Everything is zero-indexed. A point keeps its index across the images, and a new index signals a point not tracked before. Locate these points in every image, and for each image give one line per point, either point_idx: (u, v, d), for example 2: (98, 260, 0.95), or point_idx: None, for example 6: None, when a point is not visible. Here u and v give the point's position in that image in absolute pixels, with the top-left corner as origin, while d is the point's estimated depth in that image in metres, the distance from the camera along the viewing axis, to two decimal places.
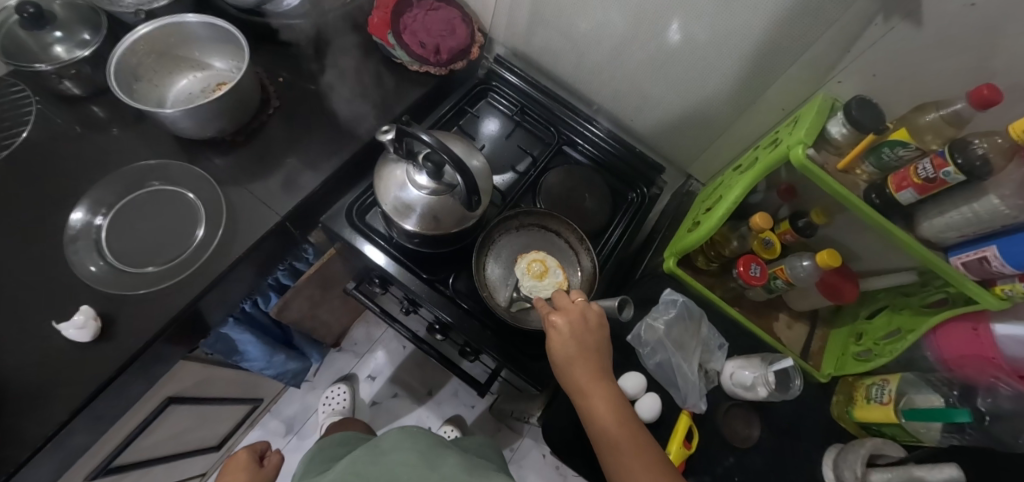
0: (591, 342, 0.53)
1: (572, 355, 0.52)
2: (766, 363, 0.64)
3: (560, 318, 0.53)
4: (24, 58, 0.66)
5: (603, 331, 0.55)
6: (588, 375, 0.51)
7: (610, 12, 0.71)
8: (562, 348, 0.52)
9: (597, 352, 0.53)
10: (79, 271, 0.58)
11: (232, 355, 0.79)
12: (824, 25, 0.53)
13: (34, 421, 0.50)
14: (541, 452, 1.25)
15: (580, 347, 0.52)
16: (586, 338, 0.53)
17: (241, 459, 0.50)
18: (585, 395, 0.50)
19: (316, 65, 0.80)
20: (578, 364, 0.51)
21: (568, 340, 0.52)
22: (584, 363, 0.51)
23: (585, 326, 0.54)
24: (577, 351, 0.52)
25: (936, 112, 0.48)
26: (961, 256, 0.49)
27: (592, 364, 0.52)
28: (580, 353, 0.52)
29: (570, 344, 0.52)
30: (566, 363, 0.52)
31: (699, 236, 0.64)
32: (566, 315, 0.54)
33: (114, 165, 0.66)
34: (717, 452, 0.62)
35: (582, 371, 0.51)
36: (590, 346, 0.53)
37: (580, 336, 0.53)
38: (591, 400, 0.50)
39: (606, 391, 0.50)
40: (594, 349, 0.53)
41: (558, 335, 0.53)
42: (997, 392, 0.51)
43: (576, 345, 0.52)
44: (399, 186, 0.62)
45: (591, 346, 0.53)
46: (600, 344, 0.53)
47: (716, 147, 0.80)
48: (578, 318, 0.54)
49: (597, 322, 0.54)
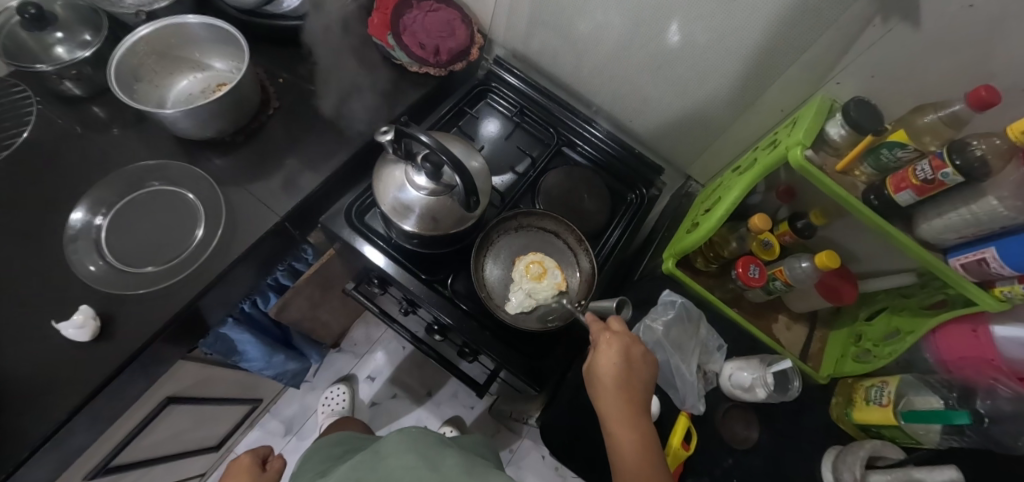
0: (635, 375, 0.53)
1: (615, 380, 0.51)
2: (765, 365, 0.63)
3: (615, 343, 0.53)
4: (24, 59, 0.66)
5: (649, 366, 0.54)
6: (627, 407, 0.50)
7: (610, 13, 0.71)
8: (606, 372, 0.52)
9: (639, 385, 0.52)
10: (78, 270, 0.58)
11: (232, 355, 0.79)
12: (823, 26, 0.53)
13: (31, 421, 0.50)
14: (541, 453, 1.25)
15: (625, 376, 0.52)
16: (631, 368, 0.53)
17: (244, 461, 0.50)
18: (616, 424, 0.50)
19: (317, 66, 0.81)
20: (619, 391, 0.51)
21: (613, 366, 0.52)
22: (625, 395, 0.51)
23: (632, 356, 0.53)
24: (620, 379, 0.51)
25: (935, 113, 0.48)
26: (961, 257, 0.48)
27: (631, 394, 0.51)
28: (622, 382, 0.51)
29: (618, 371, 0.52)
30: (609, 388, 0.51)
31: (699, 236, 0.64)
32: (620, 343, 0.53)
33: (114, 165, 0.66)
34: (716, 454, 0.62)
35: (619, 399, 0.51)
36: (634, 377, 0.52)
37: (628, 365, 0.52)
38: (621, 430, 0.50)
39: (639, 425, 0.50)
40: (636, 382, 0.52)
41: (604, 359, 0.52)
42: (996, 394, 0.51)
43: (623, 375, 0.51)
44: (398, 187, 0.62)
45: (636, 379, 0.52)
46: (644, 380, 0.53)
47: (715, 148, 0.80)
48: (628, 347, 0.53)
49: (646, 357, 0.54)
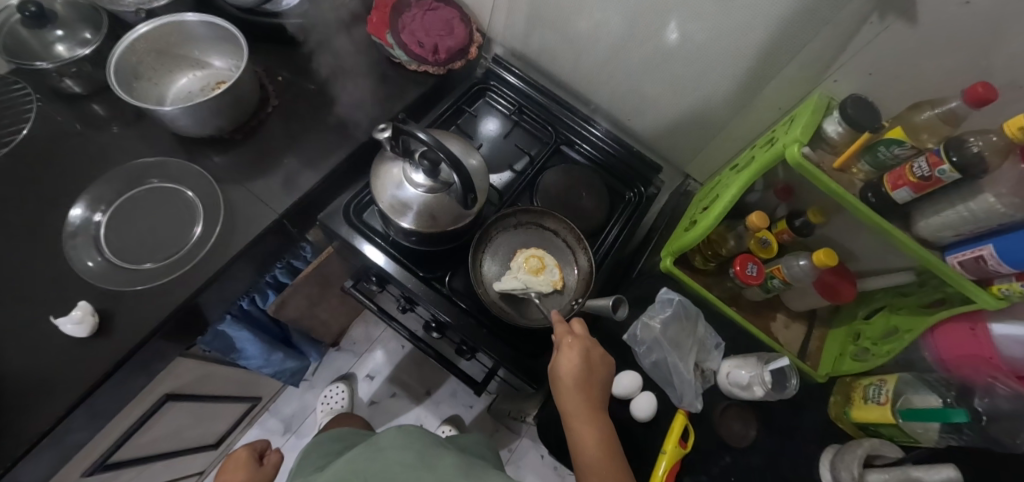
0: (594, 376, 0.54)
1: (575, 381, 0.53)
2: (763, 362, 0.64)
3: (575, 343, 0.55)
4: (24, 56, 0.67)
5: (607, 367, 0.56)
6: (587, 404, 0.52)
7: (608, 12, 0.71)
8: (565, 372, 0.53)
9: (597, 385, 0.54)
10: (77, 266, 0.58)
11: (230, 352, 0.79)
12: (821, 24, 0.53)
13: (30, 417, 0.51)
14: (540, 452, 1.25)
15: (585, 375, 0.53)
16: (592, 369, 0.54)
17: (240, 455, 0.52)
18: (575, 423, 0.51)
19: (316, 64, 0.81)
20: (578, 389, 0.53)
21: (573, 366, 0.53)
22: (585, 392, 0.53)
23: (592, 358, 0.55)
24: (580, 379, 0.53)
25: (932, 110, 0.48)
26: (958, 254, 0.48)
27: (590, 392, 0.53)
28: (582, 382, 0.53)
29: (578, 370, 0.53)
30: (570, 386, 0.52)
31: (696, 234, 0.64)
32: (579, 343, 0.55)
33: (113, 161, 0.66)
34: (713, 452, 0.62)
35: (578, 399, 0.52)
36: (593, 379, 0.54)
37: (588, 364, 0.54)
38: (580, 428, 0.51)
39: (598, 424, 0.52)
40: (596, 383, 0.54)
41: (564, 360, 0.54)
42: (994, 392, 0.51)
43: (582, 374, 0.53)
44: (396, 185, 0.62)
45: (594, 379, 0.54)
46: (602, 380, 0.55)
47: (713, 146, 0.80)
48: (587, 350, 0.55)
49: (604, 358, 0.56)
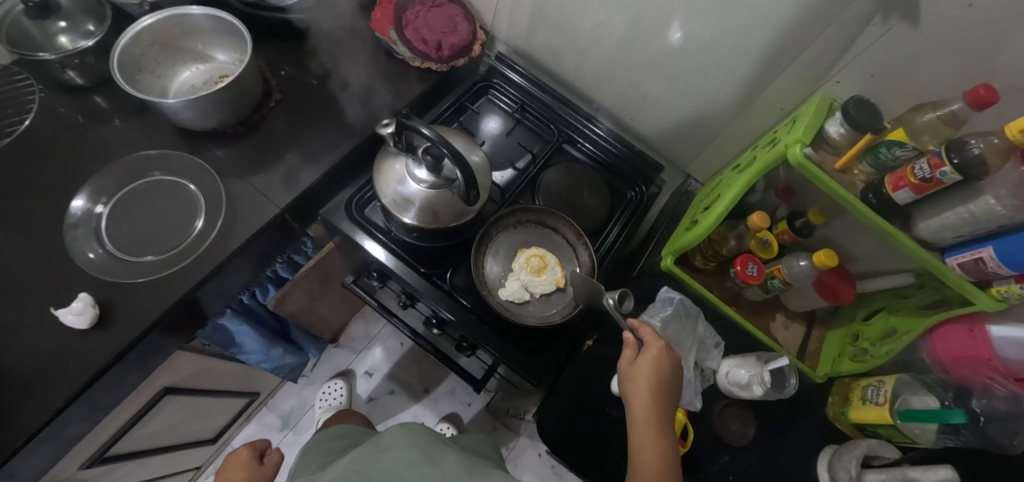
0: (670, 385, 0.52)
1: (652, 384, 0.51)
2: (762, 362, 0.63)
3: (656, 349, 0.53)
4: (28, 46, 0.67)
5: (680, 383, 0.53)
6: (654, 411, 0.49)
7: (611, 12, 0.71)
8: (644, 372, 0.51)
9: (669, 396, 0.51)
10: (78, 257, 0.58)
11: (230, 347, 0.79)
12: (822, 26, 0.53)
13: (28, 409, 0.50)
14: (536, 452, 1.25)
15: (661, 382, 0.51)
16: (669, 378, 0.52)
17: (242, 454, 0.52)
18: (641, 423, 0.49)
19: (319, 59, 0.81)
20: (652, 394, 0.50)
21: (653, 368, 0.51)
22: (656, 399, 0.50)
23: (673, 367, 0.53)
24: (657, 383, 0.51)
25: (934, 112, 0.49)
26: (958, 256, 0.48)
27: (661, 402, 0.50)
28: (659, 386, 0.51)
29: (653, 375, 0.51)
30: (643, 388, 0.50)
31: (697, 234, 0.64)
32: (660, 351, 0.53)
33: (113, 153, 0.66)
34: (712, 452, 0.63)
35: (650, 401, 0.50)
36: (669, 386, 0.52)
37: (664, 372, 0.52)
38: (645, 429, 0.49)
39: (663, 432, 0.49)
40: (670, 391, 0.52)
41: (646, 360, 0.52)
42: (992, 393, 0.52)
43: (656, 380, 0.51)
44: (398, 181, 0.62)
45: (666, 390, 0.51)
46: (673, 393, 0.52)
47: (714, 147, 0.80)
48: (670, 360, 0.53)
49: (680, 373, 0.53)
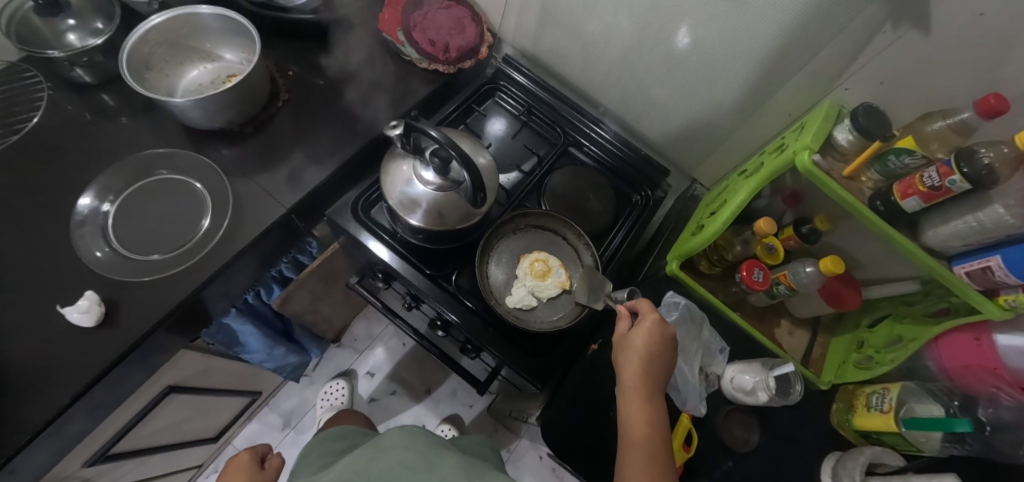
0: (662, 357, 0.52)
1: (643, 355, 0.51)
2: (767, 369, 0.63)
3: (649, 320, 0.52)
4: (36, 44, 0.67)
5: (672, 357, 0.53)
6: (643, 381, 0.50)
7: (620, 15, 0.71)
8: (636, 343, 0.51)
9: (659, 368, 0.51)
10: (85, 256, 0.58)
11: (233, 346, 0.79)
12: (833, 32, 0.53)
13: (31, 407, 0.50)
14: (538, 454, 1.25)
15: (653, 353, 0.51)
16: (661, 350, 0.52)
17: (242, 458, 0.52)
18: (630, 391, 0.50)
19: (327, 59, 0.81)
20: (642, 363, 0.50)
21: (645, 339, 0.51)
22: (645, 369, 0.50)
23: (666, 339, 0.52)
24: (648, 353, 0.51)
25: (943, 120, 0.49)
26: (966, 264, 0.48)
27: (652, 374, 0.50)
28: (650, 356, 0.51)
29: (645, 345, 0.51)
30: (633, 359, 0.51)
31: (704, 239, 0.64)
32: (654, 323, 0.52)
33: (121, 152, 0.66)
34: (715, 457, 0.63)
35: (641, 372, 0.50)
36: (661, 359, 0.52)
37: (657, 344, 0.52)
38: (634, 397, 0.49)
39: (652, 402, 0.49)
40: (662, 364, 0.52)
41: (639, 331, 0.52)
42: (998, 402, 0.52)
43: (647, 350, 0.51)
44: (405, 182, 0.62)
45: (658, 362, 0.51)
46: (665, 366, 0.52)
47: (720, 152, 0.80)
48: (663, 332, 0.52)
49: (672, 347, 0.53)
